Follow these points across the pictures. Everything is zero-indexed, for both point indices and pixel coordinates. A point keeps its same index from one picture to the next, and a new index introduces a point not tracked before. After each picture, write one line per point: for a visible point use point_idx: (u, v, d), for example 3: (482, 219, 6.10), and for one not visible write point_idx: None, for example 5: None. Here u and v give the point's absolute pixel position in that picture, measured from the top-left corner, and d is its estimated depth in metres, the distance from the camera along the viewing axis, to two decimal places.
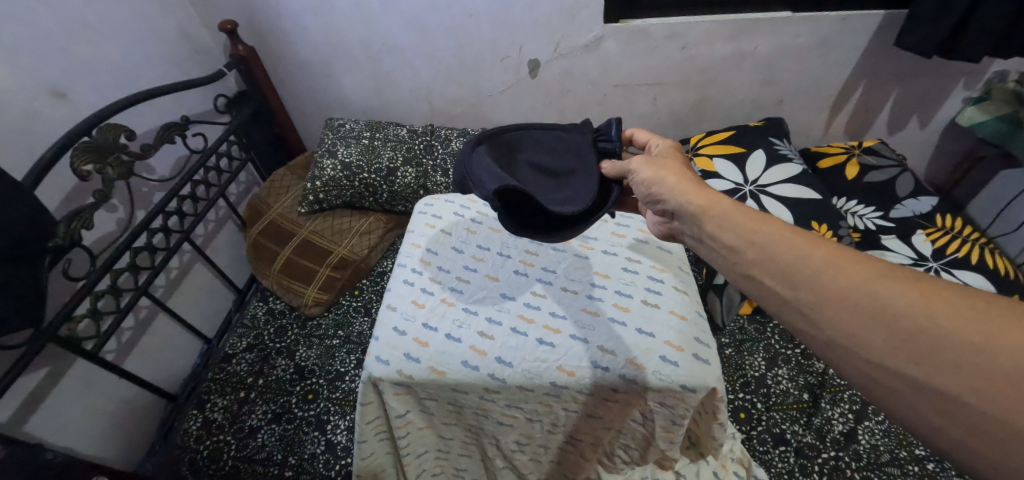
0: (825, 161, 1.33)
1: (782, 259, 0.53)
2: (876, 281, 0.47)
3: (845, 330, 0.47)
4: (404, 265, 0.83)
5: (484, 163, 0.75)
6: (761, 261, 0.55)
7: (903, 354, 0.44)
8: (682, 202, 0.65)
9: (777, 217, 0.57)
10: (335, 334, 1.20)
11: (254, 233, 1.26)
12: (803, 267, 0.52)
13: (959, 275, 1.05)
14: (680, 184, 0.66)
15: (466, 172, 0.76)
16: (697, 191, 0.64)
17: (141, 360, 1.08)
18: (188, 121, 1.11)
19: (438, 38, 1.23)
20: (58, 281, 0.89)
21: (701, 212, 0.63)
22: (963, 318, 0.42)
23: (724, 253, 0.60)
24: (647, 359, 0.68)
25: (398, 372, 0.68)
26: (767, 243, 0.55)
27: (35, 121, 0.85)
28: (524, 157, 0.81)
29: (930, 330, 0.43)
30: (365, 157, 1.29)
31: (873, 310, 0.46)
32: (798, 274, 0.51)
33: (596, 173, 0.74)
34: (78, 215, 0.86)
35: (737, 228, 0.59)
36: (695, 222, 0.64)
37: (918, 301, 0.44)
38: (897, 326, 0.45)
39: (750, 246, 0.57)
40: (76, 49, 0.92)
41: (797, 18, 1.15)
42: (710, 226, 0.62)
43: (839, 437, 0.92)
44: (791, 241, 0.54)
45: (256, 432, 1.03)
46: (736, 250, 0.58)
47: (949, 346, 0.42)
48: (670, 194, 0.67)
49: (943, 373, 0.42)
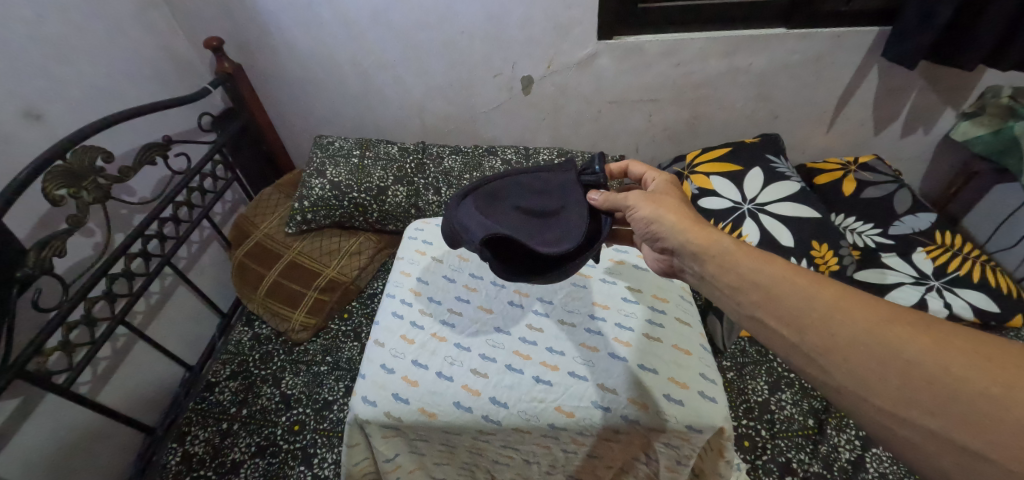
0: (822, 177, 1.32)
1: (784, 301, 0.51)
2: (884, 326, 0.44)
3: (856, 375, 0.44)
4: (392, 296, 0.80)
5: (470, 212, 0.73)
6: (766, 301, 0.52)
7: (916, 403, 0.41)
8: (682, 241, 0.62)
9: (779, 256, 0.55)
10: (323, 360, 1.15)
11: (239, 254, 1.22)
12: (807, 309, 0.49)
13: (961, 295, 1.04)
14: (680, 223, 0.63)
15: (453, 225, 0.75)
16: (696, 229, 0.62)
17: (119, 392, 1.03)
18: (169, 142, 1.07)
19: (429, 54, 1.21)
20: (28, 312, 0.84)
21: (701, 251, 0.60)
22: (978, 367, 0.39)
23: (728, 292, 0.57)
24: (651, 399, 0.65)
25: (385, 415, 0.65)
26: (769, 283, 0.53)
27: (8, 144, 0.80)
28: (511, 201, 0.78)
29: (943, 379, 0.40)
30: (354, 176, 1.25)
31: (883, 356, 0.43)
32: (804, 317, 0.49)
33: (585, 208, 0.72)
34: (49, 242, 0.80)
35: (739, 267, 0.56)
36: (696, 261, 0.61)
37: (931, 348, 0.41)
38: (911, 373, 0.42)
39: (753, 285, 0.54)
40: (51, 67, 0.88)
41: (792, 34, 1.15)
42: (712, 265, 0.59)
43: (847, 465, 0.90)
44: (793, 281, 0.52)
45: (239, 467, 0.98)
46: (738, 290, 0.55)
47: (963, 397, 0.39)
48: (668, 231, 0.64)
49: (963, 425, 0.39)
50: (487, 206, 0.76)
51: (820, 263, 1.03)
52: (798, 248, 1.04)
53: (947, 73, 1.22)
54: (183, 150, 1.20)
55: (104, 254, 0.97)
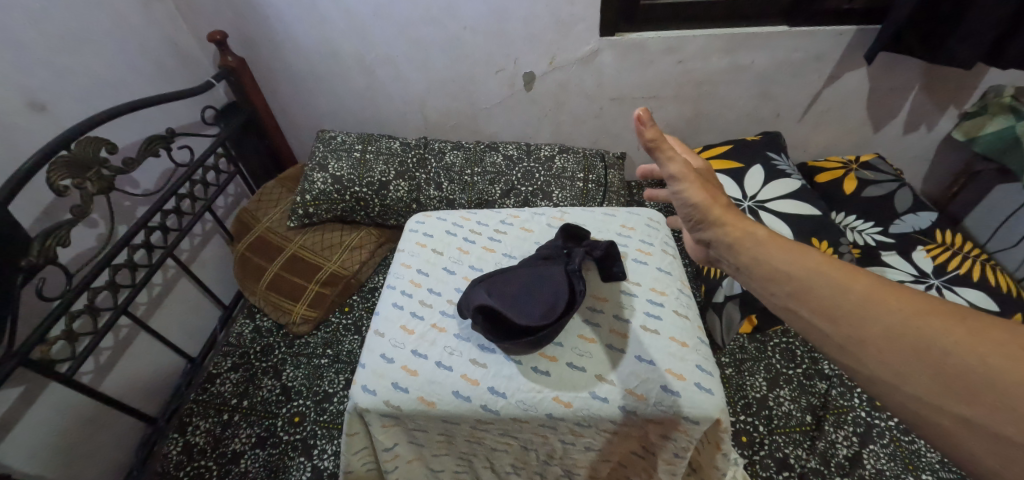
0: (823, 176, 1.32)
1: (817, 292, 0.46)
2: (918, 317, 0.40)
3: (889, 367, 0.40)
4: (393, 287, 0.81)
5: (478, 288, 0.72)
6: (798, 294, 0.47)
7: (950, 391, 0.37)
8: (722, 233, 0.56)
9: (815, 247, 0.50)
10: (323, 353, 1.15)
11: (241, 247, 1.23)
12: (841, 300, 0.44)
13: (962, 293, 1.04)
14: (725, 217, 0.56)
15: (464, 296, 0.73)
16: (736, 219, 0.56)
17: (121, 382, 1.03)
18: (173, 134, 1.08)
19: (431, 50, 1.21)
20: (32, 300, 0.84)
21: (737, 243, 0.54)
22: (1014, 356, 0.36)
23: (761, 283, 0.52)
24: (647, 390, 0.65)
25: (384, 403, 0.66)
26: (804, 276, 0.48)
27: (12, 135, 0.81)
28: (513, 272, 0.74)
29: (979, 371, 0.36)
30: (356, 170, 1.26)
31: (917, 347, 0.39)
32: (838, 309, 0.44)
33: (563, 298, 0.68)
34: (53, 232, 0.81)
35: (771, 260, 0.51)
36: (729, 254, 0.55)
37: (965, 340, 0.38)
38: (945, 364, 0.38)
39: (784, 277, 0.49)
40: (55, 58, 0.89)
41: (795, 32, 1.15)
42: (745, 259, 0.53)
43: (844, 461, 0.90)
44: (826, 275, 0.46)
45: (239, 458, 0.99)
46: (770, 282, 0.50)
47: (999, 386, 0.35)
48: (706, 215, 0.57)
49: (1000, 413, 0.35)
50: (493, 279, 0.73)
51: None
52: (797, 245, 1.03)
53: (949, 73, 1.22)
54: (186, 142, 1.21)
55: (106, 245, 0.97)
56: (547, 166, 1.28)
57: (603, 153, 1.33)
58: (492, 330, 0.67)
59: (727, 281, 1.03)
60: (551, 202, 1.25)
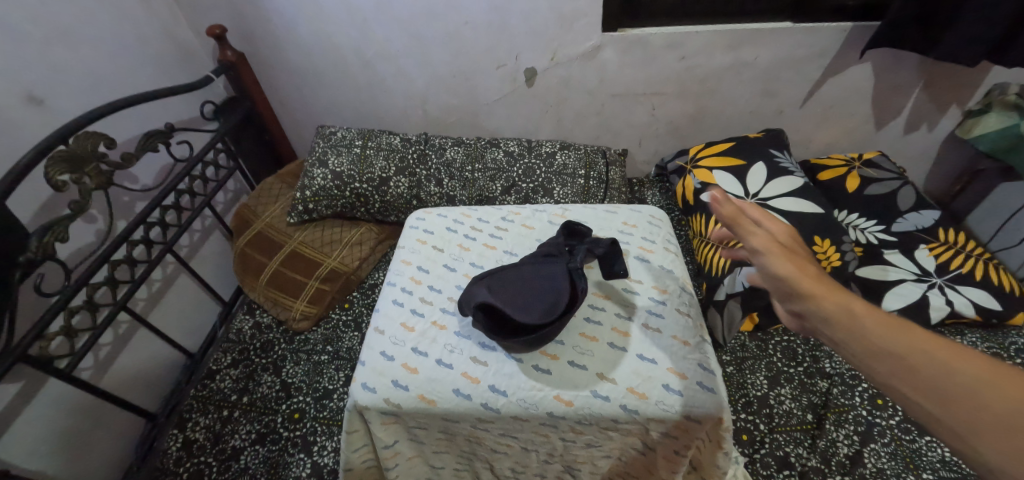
0: (825, 173, 1.31)
1: (924, 371, 0.40)
2: None
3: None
4: (393, 284, 0.80)
5: (479, 285, 0.71)
6: (901, 372, 0.41)
7: None
8: (813, 303, 0.49)
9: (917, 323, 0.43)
10: (323, 350, 1.15)
11: (241, 243, 1.22)
12: (956, 384, 0.38)
13: (964, 292, 1.05)
14: (816, 287, 0.50)
15: (464, 293, 0.72)
16: (826, 288, 0.50)
17: (120, 378, 1.03)
18: (172, 129, 1.07)
19: (432, 45, 1.20)
20: (30, 296, 0.84)
21: (832, 316, 0.47)
22: None
23: (855, 358, 0.44)
24: (649, 389, 0.65)
25: (384, 401, 0.65)
26: (906, 353, 0.41)
27: (10, 129, 0.80)
28: (514, 270, 0.73)
29: None
30: (357, 166, 1.25)
31: None
32: (951, 392, 0.38)
33: (563, 295, 0.67)
34: (52, 227, 0.81)
35: (869, 334, 0.44)
36: (823, 328, 0.48)
37: None
38: None
39: (883, 352, 0.42)
40: (53, 52, 0.88)
41: (799, 28, 1.14)
42: (839, 331, 0.46)
43: (845, 460, 0.90)
44: (935, 352, 0.40)
45: (239, 454, 0.98)
46: (865, 356, 0.43)
47: None
48: (791, 281, 0.52)
49: None
50: (494, 277, 0.72)
51: (822, 259, 1.01)
52: (800, 243, 1.02)
53: (954, 70, 1.21)
54: (185, 137, 1.20)
55: (105, 241, 0.97)
56: (548, 162, 1.27)
57: (604, 150, 1.32)
58: (493, 327, 0.66)
59: (729, 279, 1.03)
60: (551, 198, 1.24)
